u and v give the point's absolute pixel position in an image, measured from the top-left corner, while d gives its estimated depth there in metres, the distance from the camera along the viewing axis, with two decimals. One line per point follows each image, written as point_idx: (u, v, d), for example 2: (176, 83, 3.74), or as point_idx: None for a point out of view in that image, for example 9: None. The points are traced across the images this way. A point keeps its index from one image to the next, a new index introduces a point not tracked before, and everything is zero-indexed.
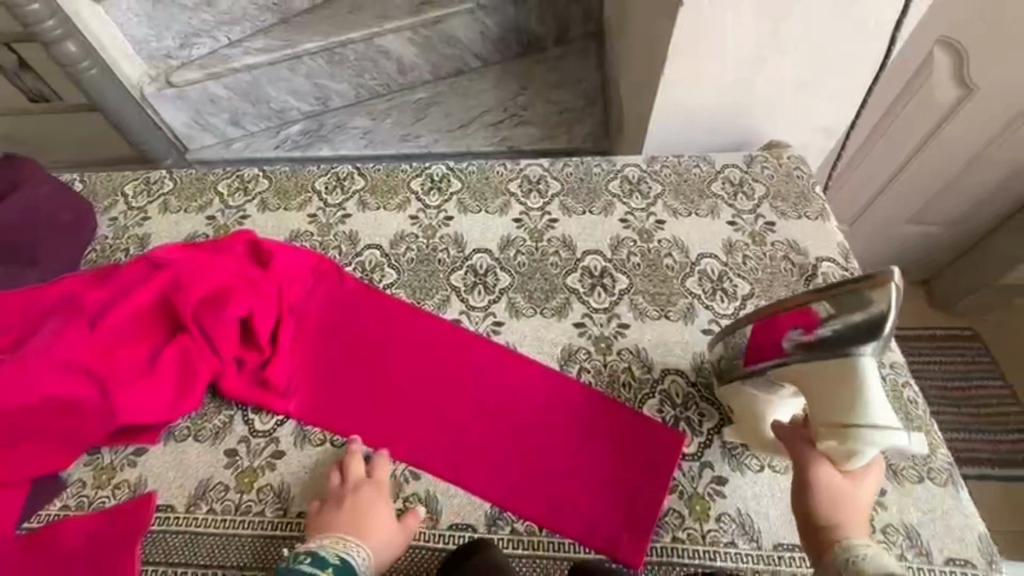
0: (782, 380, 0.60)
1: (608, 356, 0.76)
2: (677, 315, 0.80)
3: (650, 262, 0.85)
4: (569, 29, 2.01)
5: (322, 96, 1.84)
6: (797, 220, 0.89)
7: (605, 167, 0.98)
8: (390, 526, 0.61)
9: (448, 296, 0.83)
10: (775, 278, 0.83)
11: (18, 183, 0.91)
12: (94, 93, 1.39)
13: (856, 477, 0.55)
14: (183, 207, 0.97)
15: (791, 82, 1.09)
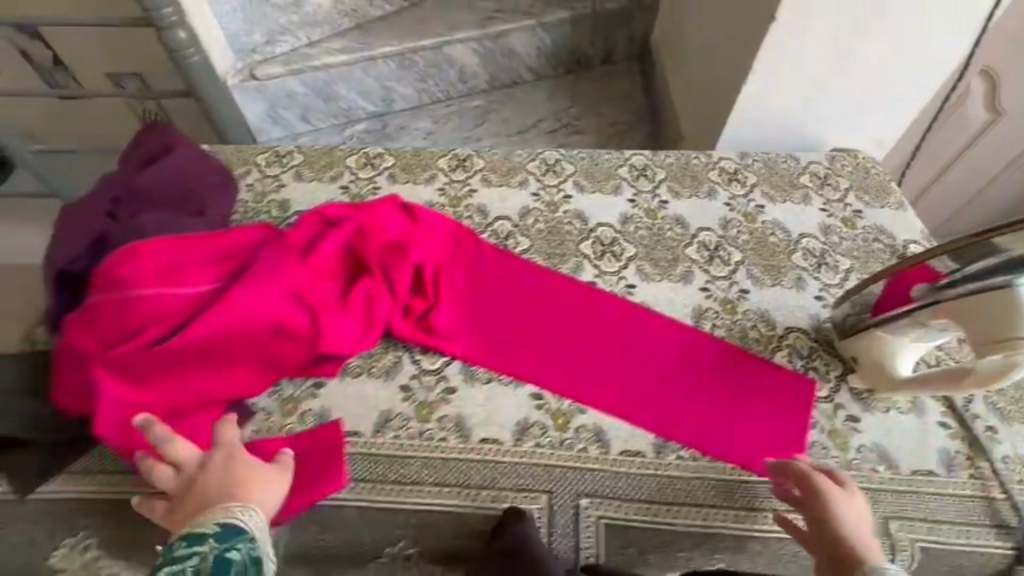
0: (915, 324, 0.69)
1: (734, 315, 0.85)
2: (789, 283, 0.89)
3: (758, 239, 0.95)
4: (614, 50, 2.11)
5: (387, 98, 1.92)
6: (881, 209, 1.01)
7: (704, 158, 1.08)
8: (265, 477, 0.59)
9: (580, 262, 0.91)
10: (869, 256, 0.93)
11: (171, 146, 0.97)
12: (192, 79, 1.46)
13: (856, 503, 0.60)
14: (316, 177, 1.04)
15: (859, 96, 1.19)
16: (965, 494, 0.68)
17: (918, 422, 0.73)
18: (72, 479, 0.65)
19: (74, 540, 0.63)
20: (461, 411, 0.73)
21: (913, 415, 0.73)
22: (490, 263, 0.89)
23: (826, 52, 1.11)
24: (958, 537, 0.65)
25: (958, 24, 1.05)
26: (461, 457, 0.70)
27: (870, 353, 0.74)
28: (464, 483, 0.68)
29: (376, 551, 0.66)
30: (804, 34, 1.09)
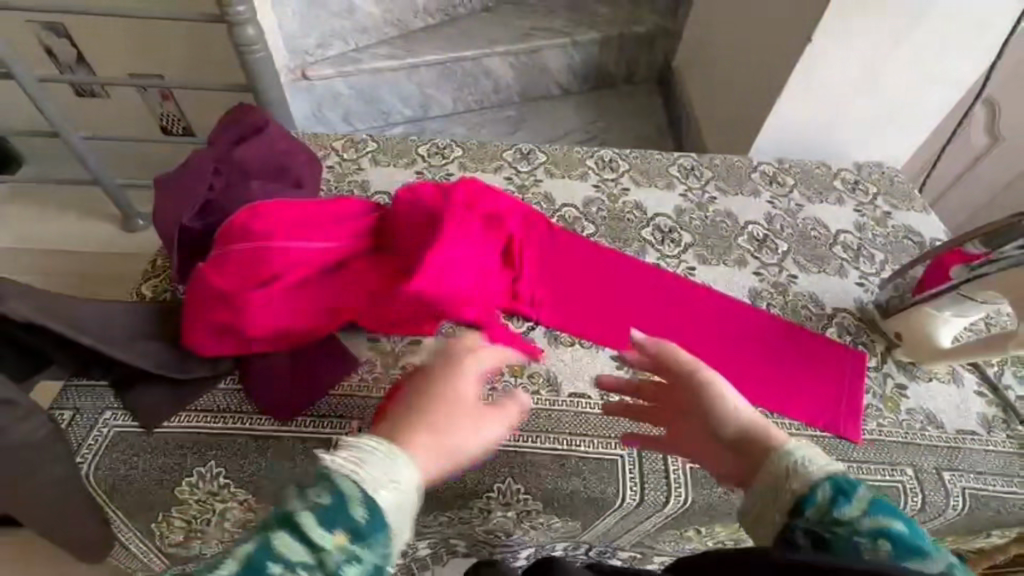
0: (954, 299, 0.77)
1: (786, 297, 0.93)
2: (832, 271, 0.98)
3: (801, 232, 1.04)
4: (636, 71, 2.24)
5: (425, 104, 2.01)
6: (907, 211, 1.11)
7: (746, 161, 1.18)
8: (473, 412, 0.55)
9: (643, 246, 1.00)
10: (900, 251, 1.03)
11: (264, 127, 1.04)
12: (253, 74, 1.54)
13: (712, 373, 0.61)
14: (391, 162, 1.12)
15: (880, 114, 1.31)
16: (1004, 450, 0.75)
17: (958, 390, 0.81)
18: (197, 418, 0.71)
19: (204, 469, 0.70)
20: (549, 368, 0.80)
21: (953, 384, 0.82)
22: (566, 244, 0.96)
23: (853, 73, 1.23)
24: (1000, 486, 0.73)
25: (970, 51, 1.18)
26: (552, 408, 0.76)
27: (915, 326, 0.82)
28: (558, 431, 0.74)
29: (488, 488, 0.72)
30: (836, 54, 1.20)
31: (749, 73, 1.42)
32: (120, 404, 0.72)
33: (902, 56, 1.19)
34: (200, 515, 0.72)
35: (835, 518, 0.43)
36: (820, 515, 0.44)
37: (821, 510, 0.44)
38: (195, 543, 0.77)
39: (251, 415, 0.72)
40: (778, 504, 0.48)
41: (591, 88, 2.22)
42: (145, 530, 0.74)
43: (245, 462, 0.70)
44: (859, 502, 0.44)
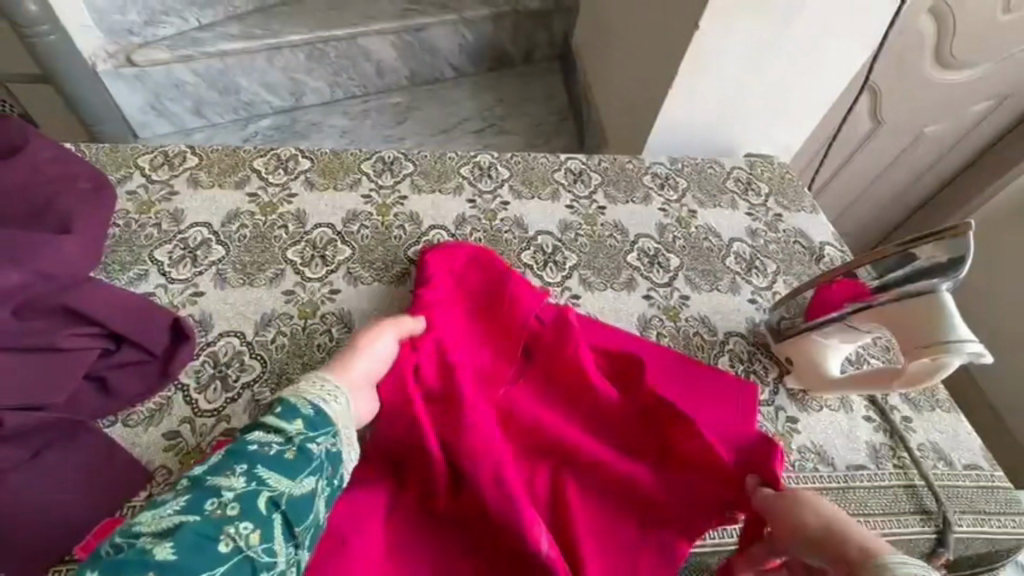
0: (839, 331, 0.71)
1: (678, 322, 0.85)
2: (725, 287, 0.91)
3: (694, 243, 0.96)
4: (535, 51, 2.08)
5: (296, 91, 1.74)
6: (797, 212, 1.06)
7: (636, 163, 1.08)
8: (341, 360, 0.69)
9: (523, 273, 0.88)
10: (793, 260, 0.98)
11: (25, 147, 0.79)
12: (47, 61, 1.22)
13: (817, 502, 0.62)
14: (216, 182, 0.90)
15: (771, 103, 1.25)
16: (891, 484, 0.71)
17: (847, 418, 0.77)
18: None
19: None
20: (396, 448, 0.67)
21: (842, 412, 0.77)
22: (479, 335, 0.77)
23: (736, 66, 1.16)
24: (885, 528, 0.68)
25: (847, 42, 1.15)
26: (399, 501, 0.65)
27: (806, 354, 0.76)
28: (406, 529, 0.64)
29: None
30: (722, 42, 1.11)
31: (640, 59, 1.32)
32: None
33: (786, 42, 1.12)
34: None
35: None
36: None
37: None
38: None
39: None
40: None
41: (487, 70, 2.04)
42: None
43: None
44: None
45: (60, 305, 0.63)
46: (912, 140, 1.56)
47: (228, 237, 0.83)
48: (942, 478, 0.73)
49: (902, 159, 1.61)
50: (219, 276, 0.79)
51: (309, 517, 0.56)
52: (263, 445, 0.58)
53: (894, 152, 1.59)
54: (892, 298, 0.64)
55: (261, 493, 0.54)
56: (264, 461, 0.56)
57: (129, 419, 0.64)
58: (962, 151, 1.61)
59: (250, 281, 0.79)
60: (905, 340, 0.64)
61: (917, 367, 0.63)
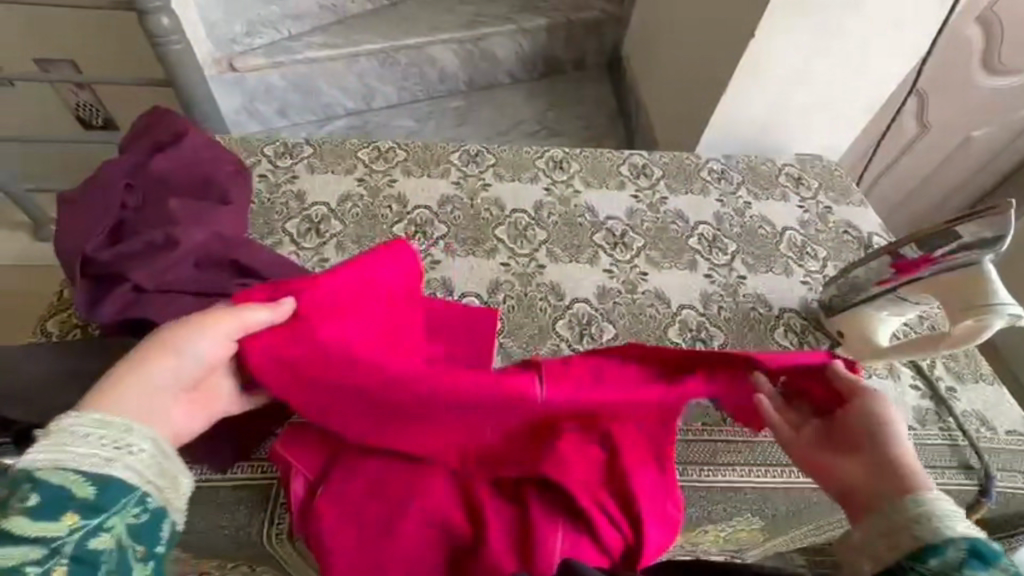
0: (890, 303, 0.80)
1: (736, 298, 0.95)
2: (779, 269, 1.00)
3: (749, 231, 1.06)
4: (585, 58, 2.20)
5: (369, 95, 1.90)
6: (846, 206, 1.14)
7: (695, 158, 1.17)
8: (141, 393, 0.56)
9: (596, 252, 0.99)
10: (842, 248, 1.06)
11: (184, 135, 0.94)
12: (171, 66, 1.40)
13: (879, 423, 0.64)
14: (330, 169, 1.04)
15: (821, 104, 1.33)
16: (938, 442, 0.79)
17: (895, 384, 0.84)
18: None
19: None
20: None
21: (890, 379, 0.85)
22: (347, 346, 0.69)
23: (788, 71, 1.25)
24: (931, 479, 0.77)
25: (896, 49, 1.22)
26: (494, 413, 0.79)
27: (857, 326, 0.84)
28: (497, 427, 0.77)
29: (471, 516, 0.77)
30: (779, 47, 1.21)
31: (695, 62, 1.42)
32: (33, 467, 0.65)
33: (839, 48, 1.21)
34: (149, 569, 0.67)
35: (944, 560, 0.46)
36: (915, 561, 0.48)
37: (947, 564, 0.46)
38: None
39: None
40: (893, 544, 0.51)
41: (540, 76, 2.17)
42: None
43: None
44: (994, 570, 0.44)
45: (230, 260, 0.78)
46: (958, 144, 1.61)
47: (344, 215, 0.97)
48: (986, 440, 0.80)
49: (948, 162, 1.66)
50: (340, 246, 0.93)
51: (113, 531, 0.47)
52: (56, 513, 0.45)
53: (940, 155, 1.64)
54: (938, 271, 0.73)
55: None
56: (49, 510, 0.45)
57: None
58: (1009, 155, 1.65)
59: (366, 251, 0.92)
60: (951, 307, 0.72)
61: (962, 330, 0.71)
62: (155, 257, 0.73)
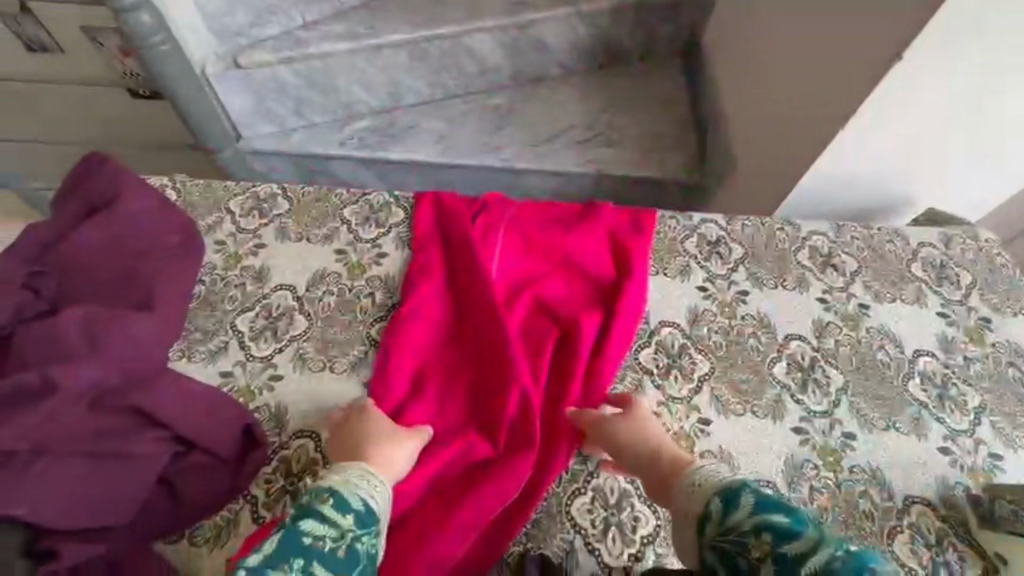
0: None
1: (839, 474, 0.66)
2: (906, 427, 0.70)
3: (863, 356, 0.75)
4: (656, 46, 1.83)
5: (395, 92, 1.65)
6: (1014, 317, 0.80)
7: (791, 231, 0.86)
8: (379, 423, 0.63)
9: (640, 380, 0.72)
10: (1005, 389, 0.74)
11: (119, 197, 0.74)
12: (157, 70, 1.21)
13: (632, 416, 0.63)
14: (305, 234, 0.82)
15: (970, 155, 0.97)
16: None
17: None
18: None
19: None
20: None
21: None
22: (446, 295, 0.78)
23: (941, 110, 0.89)
24: None
25: None
26: None
27: None
28: None
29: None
30: (925, 82, 0.84)
31: (786, 85, 1.04)
32: None
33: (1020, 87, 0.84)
34: None
35: (734, 528, 0.45)
36: (720, 523, 0.46)
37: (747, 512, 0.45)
38: None
39: None
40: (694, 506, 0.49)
41: (599, 68, 1.82)
42: None
43: None
44: (743, 508, 0.45)
45: (132, 405, 0.58)
46: None
47: (309, 307, 0.75)
48: None
49: None
50: (299, 356, 0.71)
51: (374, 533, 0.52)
52: (338, 516, 0.50)
53: None
54: None
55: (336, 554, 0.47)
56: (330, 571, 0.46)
57: (198, 536, 0.60)
58: None
59: (330, 366, 0.71)
60: None
61: None
62: (27, 410, 0.54)
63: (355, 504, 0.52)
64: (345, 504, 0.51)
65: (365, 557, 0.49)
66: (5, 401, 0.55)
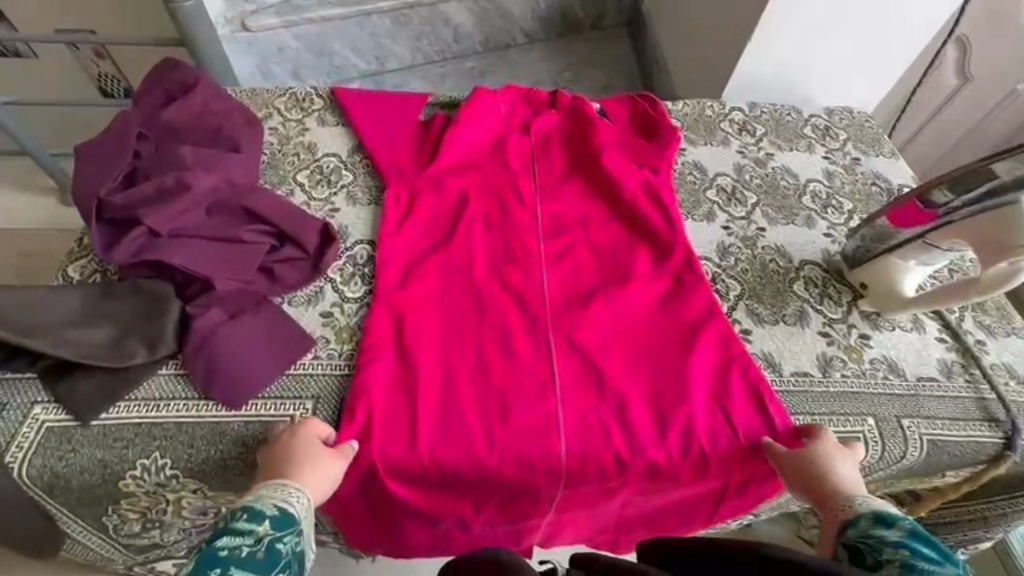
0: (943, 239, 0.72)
1: (754, 250, 0.91)
2: (801, 222, 0.96)
3: (770, 183, 1.02)
4: (605, 16, 2.11)
5: (381, 56, 1.87)
6: (875, 156, 1.09)
7: (719, 108, 1.12)
8: None
9: (711, 208, 0.96)
10: (869, 199, 1.02)
11: (195, 86, 0.94)
12: (182, 25, 1.39)
13: None
14: (339, 120, 1.02)
15: (847, 60, 1.27)
16: (964, 396, 0.76)
17: (919, 337, 0.81)
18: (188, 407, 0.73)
19: (149, 460, 0.64)
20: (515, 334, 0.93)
21: (915, 332, 0.82)
22: (398, 340, 0.74)
23: (817, 14, 1.16)
24: (956, 430, 0.74)
25: None
26: None
27: (882, 276, 0.81)
28: None
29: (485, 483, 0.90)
30: None
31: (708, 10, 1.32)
32: (51, 398, 0.65)
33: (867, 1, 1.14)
34: (154, 506, 0.69)
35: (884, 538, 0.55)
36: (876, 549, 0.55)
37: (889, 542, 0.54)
38: (155, 533, 0.75)
39: (195, 402, 0.67)
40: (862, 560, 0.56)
41: (557, 35, 2.08)
42: (97, 525, 0.70)
43: (190, 451, 0.65)
44: (897, 528, 0.55)
45: (241, 206, 0.78)
46: None
47: (355, 166, 0.95)
48: (1013, 393, 0.77)
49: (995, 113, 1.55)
50: (350, 197, 0.91)
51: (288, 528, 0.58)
52: (252, 526, 0.56)
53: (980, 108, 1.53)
54: (997, 203, 0.67)
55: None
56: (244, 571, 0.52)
57: (294, 300, 0.77)
58: None
59: (377, 200, 0.91)
60: (993, 250, 0.69)
61: (992, 275, 0.70)
62: (167, 203, 0.73)
63: (266, 502, 0.58)
64: (257, 514, 0.57)
65: (298, 511, 0.60)
66: (149, 200, 0.74)
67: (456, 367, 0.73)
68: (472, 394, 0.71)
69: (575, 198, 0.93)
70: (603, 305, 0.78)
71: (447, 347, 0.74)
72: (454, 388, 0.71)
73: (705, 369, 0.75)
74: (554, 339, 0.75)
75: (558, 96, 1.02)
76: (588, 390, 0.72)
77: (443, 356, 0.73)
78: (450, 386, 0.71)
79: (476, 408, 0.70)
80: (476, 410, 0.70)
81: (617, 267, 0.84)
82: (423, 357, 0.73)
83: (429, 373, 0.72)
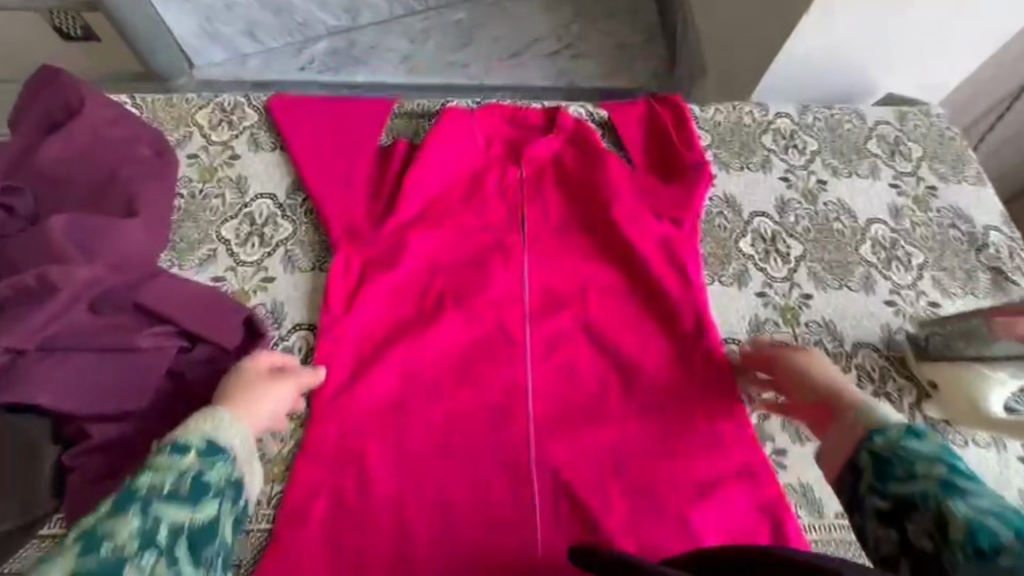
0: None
1: (796, 328, 0.72)
2: (857, 285, 0.76)
3: (821, 227, 0.80)
4: None
5: (351, 9, 1.52)
6: (958, 185, 0.86)
7: (760, 116, 0.89)
8: None
9: (745, 265, 0.77)
10: (946, 247, 0.80)
11: (81, 109, 0.73)
12: None
13: None
14: (277, 142, 0.81)
15: (928, 44, 0.99)
16: None
17: (997, 458, 0.65)
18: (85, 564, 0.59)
19: None
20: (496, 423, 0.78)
21: (992, 450, 0.66)
22: (343, 465, 0.60)
23: None
24: None
25: None
26: None
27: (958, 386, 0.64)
28: None
29: None
30: None
31: None
32: None
33: None
34: None
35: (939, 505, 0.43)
36: (874, 483, 0.48)
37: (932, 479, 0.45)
38: None
39: None
40: (853, 439, 0.51)
41: None
42: None
43: None
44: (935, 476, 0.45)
45: (132, 302, 0.61)
46: None
47: (296, 212, 0.76)
48: None
49: None
50: (287, 259, 0.73)
51: (217, 540, 0.46)
52: (175, 461, 0.47)
53: None
54: None
55: (162, 528, 0.43)
56: (172, 502, 0.45)
57: None
58: None
59: (321, 265, 0.72)
60: None
61: None
62: (31, 306, 0.56)
63: (194, 434, 0.50)
64: (180, 446, 0.48)
65: (214, 487, 0.47)
66: (8, 302, 0.57)
67: (411, 496, 0.60)
68: (429, 535, 0.58)
69: (572, 257, 0.74)
70: (597, 423, 0.65)
71: (403, 468, 0.61)
72: (407, 526, 0.58)
73: (719, 504, 0.61)
74: (542, 470, 0.62)
75: (559, 121, 0.82)
76: (577, 533, 0.59)
77: (398, 483, 0.60)
78: (403, 521, 0.59)
79: (432, 551, 0.57)
80: (431, 555, 0.57)
81: (622, 365, 0.68)
82: (373, 485, 0.60)
83: (389, 517, 0.59)
